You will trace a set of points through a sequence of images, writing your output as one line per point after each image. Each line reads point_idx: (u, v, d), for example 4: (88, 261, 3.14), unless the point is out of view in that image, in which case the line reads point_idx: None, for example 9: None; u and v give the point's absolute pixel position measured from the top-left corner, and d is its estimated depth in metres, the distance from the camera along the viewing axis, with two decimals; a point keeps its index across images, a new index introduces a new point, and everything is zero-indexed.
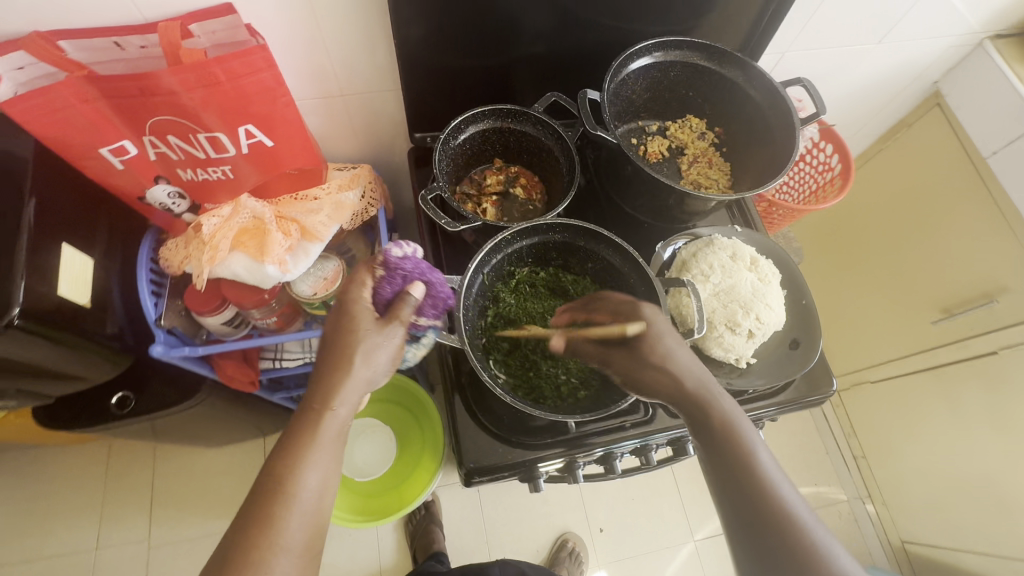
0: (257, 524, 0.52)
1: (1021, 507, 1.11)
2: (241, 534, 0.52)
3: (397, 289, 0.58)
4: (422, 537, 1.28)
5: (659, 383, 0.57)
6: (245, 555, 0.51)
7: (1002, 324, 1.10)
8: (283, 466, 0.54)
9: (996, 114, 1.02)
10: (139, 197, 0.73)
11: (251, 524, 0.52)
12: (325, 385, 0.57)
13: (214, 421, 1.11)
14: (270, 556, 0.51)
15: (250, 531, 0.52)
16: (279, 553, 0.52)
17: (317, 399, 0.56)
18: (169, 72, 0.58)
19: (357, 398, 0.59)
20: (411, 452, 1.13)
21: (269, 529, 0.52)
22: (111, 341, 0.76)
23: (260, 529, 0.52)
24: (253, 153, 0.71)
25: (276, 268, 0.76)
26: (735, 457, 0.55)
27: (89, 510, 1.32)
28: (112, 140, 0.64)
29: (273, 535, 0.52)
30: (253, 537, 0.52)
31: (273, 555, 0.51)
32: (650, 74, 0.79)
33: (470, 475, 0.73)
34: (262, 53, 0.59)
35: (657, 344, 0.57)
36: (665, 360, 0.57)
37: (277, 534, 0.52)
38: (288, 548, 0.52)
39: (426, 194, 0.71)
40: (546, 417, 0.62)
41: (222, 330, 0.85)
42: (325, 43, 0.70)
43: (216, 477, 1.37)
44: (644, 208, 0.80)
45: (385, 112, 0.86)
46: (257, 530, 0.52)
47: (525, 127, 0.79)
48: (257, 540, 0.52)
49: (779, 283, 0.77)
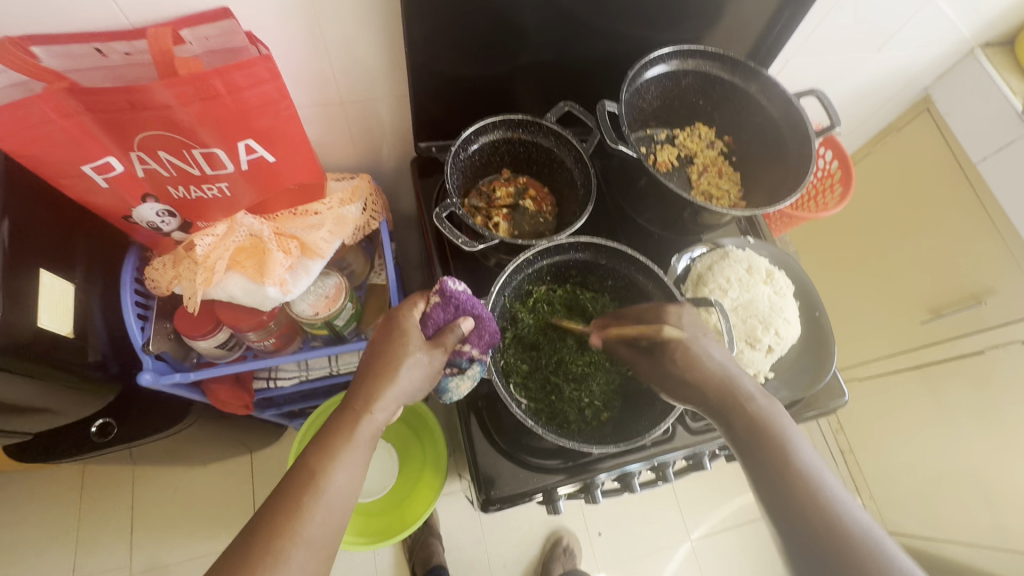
0: (281, 512, 0.50)
1: (1006, 499, 1.15)
2: (264, 521, 0.49)
3: (448, 317, 0.59)
4: (420, 552, 1.25)
5: (696, 392, 0.57)
6: (265, 543, 0.48)
7: (988, 326, 1.11)
8: (316, 458, 0.53)
9: (987, 121, 1.05)
10: (124, 215, 0.67)
11: (275, 511, 0.50)
12: (370, 384, 0.55)
13: (202, 442, 1.05)
14: (290, 546, 0.48)
15: (273, 518, 0.50)
16: (298, 545, 0.49)
17: (360, 398, 0.55)
18: (163, 85, 0.53)
19: (396, 407, 0.57)
20: (412, 469, 1.09)
21: (293, 519, 0.50)
22: (94, 369, 0.71)
23: (284, 517, 0.50)
24: (252, 169, 0.66)
25: (277, 289, 0.72)
26: (788, 471, 0.51)
27: (63, 538, 1.24)
28: (97, 157, 0.58)
29: (295, 525, 0.49)
30: (275, 524, 0.49)
31: (292, 546, 0.49)
32: (664, 83, 0.78)
33: (489, 502, 0.70)
34: (266, 64, 0.55)
35: (690, 350, 0.57)
36: (703, 366, 0.57)
37: (299, 524, 0.50)
38: (308, 541, 0.49)
39: (440, 211, 0.67)
40: (576, 447, 0.60)
41: (215, 353, 0.79)
42: (327, 49, 0.66)
43: (201, 495, 1.31)
44: (655, 220, 0.78)
45: (387, 120, 0.81)
46: (280, 518, 0.50)
47: (537, 137, 0.76)
48: (279, 529, 0.49)
49: (793, 296, 0.77)
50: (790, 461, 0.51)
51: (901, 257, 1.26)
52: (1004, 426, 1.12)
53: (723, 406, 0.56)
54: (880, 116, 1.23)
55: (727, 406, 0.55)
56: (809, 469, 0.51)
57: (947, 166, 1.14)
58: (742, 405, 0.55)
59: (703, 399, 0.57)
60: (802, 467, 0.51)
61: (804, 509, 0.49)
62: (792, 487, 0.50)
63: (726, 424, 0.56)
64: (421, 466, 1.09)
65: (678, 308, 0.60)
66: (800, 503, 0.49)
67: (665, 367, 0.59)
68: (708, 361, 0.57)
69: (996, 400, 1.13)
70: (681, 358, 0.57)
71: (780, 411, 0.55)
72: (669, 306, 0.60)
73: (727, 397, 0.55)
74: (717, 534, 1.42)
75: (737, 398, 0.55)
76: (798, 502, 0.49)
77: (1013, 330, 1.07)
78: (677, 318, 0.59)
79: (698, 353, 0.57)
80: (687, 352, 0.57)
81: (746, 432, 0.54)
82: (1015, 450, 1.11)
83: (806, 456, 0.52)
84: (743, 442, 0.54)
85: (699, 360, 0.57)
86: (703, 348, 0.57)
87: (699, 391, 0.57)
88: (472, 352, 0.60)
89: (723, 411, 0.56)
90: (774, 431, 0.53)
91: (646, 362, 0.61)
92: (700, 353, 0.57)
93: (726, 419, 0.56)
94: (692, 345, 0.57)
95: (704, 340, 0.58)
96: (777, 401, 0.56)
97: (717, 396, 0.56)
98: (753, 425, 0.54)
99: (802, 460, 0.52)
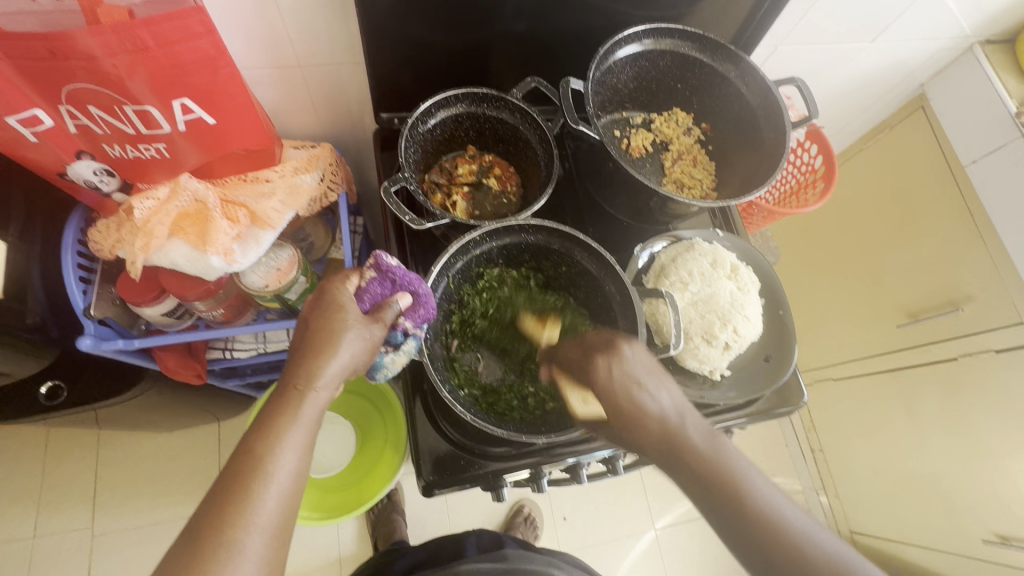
0: (229, 502, 0.47)
1: (968, 507, 1.15)
2: (211, 514, 0.46)
3: (385, 293, 0.58)
4: (383, 527, 1.22)
5: (635, 444, 0.55)
6: (214, 534, 0.45)
7: (962, 332, 1.09)
8: (258, 443, 0.50)
9: (979, 124, 1.01)
10: (59, 172, 0.64)
11: (221, 502, 0.47)
12: (311, 361, 0.52)
13: (160, 411, 1.03)
14: (243, 535, 0.46)
15: (221, 508, 0.47)
16: (252, 532, 0.46)
17: (300, 376, 0.52)
18: (87, 32, 0.50)
19: (340, 382, 0.54)
20: (371, 447, 1.08)
21: (243, 507, 0.47)
22: (31, 333, 0.69)
23: (233, 506, 0.47)
24: (192, 131, 0.63)
25: (220, 258, 0.69)
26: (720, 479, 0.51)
27: (25, 498, 1.24)
28: (22, 108, 0.55)
29: (246, 514, 0.47)
30: (225, 516, 0.46)
31: (245, 534, 0.46)
32: (638, 63, 0.74)
33: (431, 487, 0.68)
34: (199, 17, 0.52)
35: (628, 408, 0.54)
36: (643, 422, 0.54)
37: (250, 512, 0.47)
38: (262, 527, 0.47)
39: (388, 185, 0.64)
40: (511, 437, 0.59)
41: (164, 321, 0.78)
42: (278, 6, 0.62)
43: (164, 463, 1.30)
44: (624, 208, 0.75)
45: (349, 86, 0.77)
46: (229, 509, 0.47)
47: (501, 113, 0.72)
48: (230, 519, 0.46)
49: (757, 293, 0.75)
50: (746, 502, 0.50)
51: (884, 258, 1.23)
52: (971, 434, 1.11)
53: (666, 454, 0.54)
54: (873, 111, 1.19)
55: (671, 447, 0.53)
56: (767, 506, 0.50)
57: (935, 168, 1.11)
58: (684, 450, 0.53)
59: (644, 449, 0.55)
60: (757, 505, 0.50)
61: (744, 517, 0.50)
62: (754, 524, 0.50)
63: (673, 472, 0.54)
64: (383, 443, 1.07)
65: (610, 360, 0.55)
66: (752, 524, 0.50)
67: (604, 422, 0.57)
68: (645, 414, 0.54)
69: (966, 409, 1.11)
70: (617, 419, 0.54)
71: (730, 448, 0.54)
72: (599, 357, 0.56)
73: (669, 442, 0.53)
74: (682, 525, 1.42)
75: (679, 445, 0.53)
76: (757, 535, 0.49)
77: (988, 338, 1.05)
78: (608, 373, 0.55)
79: (632, 408, 0.54)
80: (620, 408, 0.54)
81: (694, 479, 0.52)
82: (979, 459, 1.11)
83: (758, 489, 0.51)
84: (692, 488, 0.53)
85: (638, 413, 0.54)
86: (640, 400, 0.54)
87: (637, 442, 0.55)
88: (406, 326, 0.58)
89: (669, 460, 0.54)
90: (723, 472, 0.52)
91: (582, 409, 0.59)
92: (635, 407, 0.54)
93: (671, 467, 0.54)
94: (627, 403, 0.54)
95: (640, 392, 0.54)
96: (722, 435, 0.54)
97: (656, 446, 0.54)
98: (700, 470, 0.52)
99: (755, 495, 0.51)
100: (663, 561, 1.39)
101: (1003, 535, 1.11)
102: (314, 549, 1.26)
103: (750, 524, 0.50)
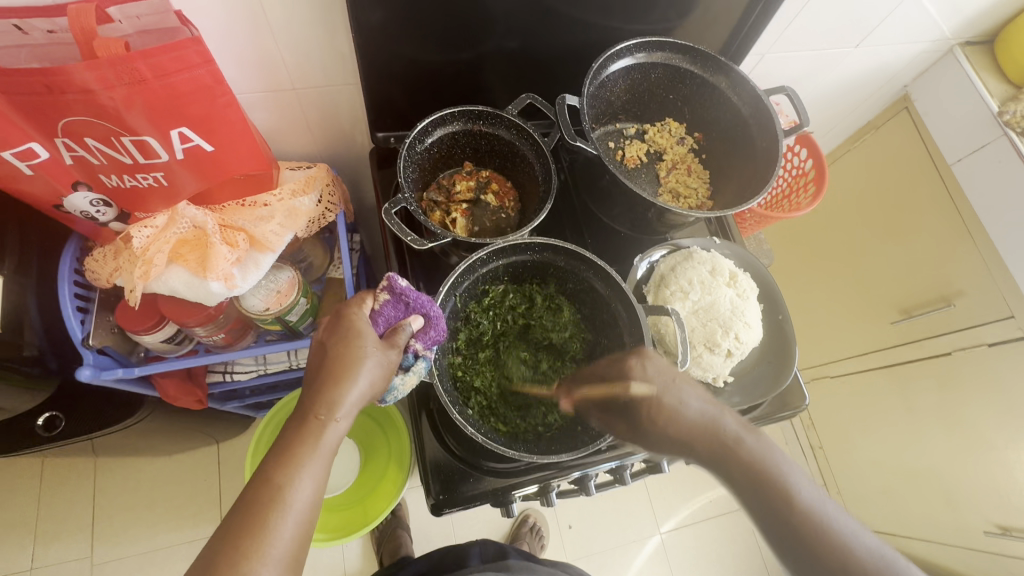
0: (244, 533, 0.46)
1: (968, 499, 1.16)
2: (228, 545, 0.46)
3: (398, 315, 0.58)
4: (388, 543, 1.20)
5: (684, 445, 0.59)
6: (230, 564, 0.45)
7: (955, 328, 1.11)
8: (277, 472, 0.49)
9: (963, 124, 1.03)
10: (54, 204, 0.63)
11: (239, 533, 0.46)
12: (330, 390, 0.52)
13: (160, 437, 1.02)
14: (257, 566, 0.45)
15: (238, 537, 0.46)
16: (266, 564, 0.46)
17: (320, 406, 0.52)
18: (83, 67, 0.49)
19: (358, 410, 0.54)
20: (375, 463, 1.07)
21: (260, 537, 0.46)
22: (28, 365, 0.67)
23: (249, 537, 0.46)
24: (190, 158, 0.63)
25: (221, 284, 0.69)
26: (762, 480, 0.57)
27: (21, 530, 1.22)
28: (17, 143, 0.55)
29: (262, 543, 0.46)
30: (240, 546, 0.45)
31: (261, 566, 0.45)
32: (630, 75, 0.75)
33: (439, 505, 0.68)
34: (196, 47, 0.52)
35: (665, 403, 0.59)
36: (684, 416, 0.59)
37: (266, 542, 0.46)
38: (277, 559, 0.46)
39: (389, 206, 0.64)
40: (522, 456, 0.59)
41: (163, 347, 0.77)
42: (273, 31, 0.62)
43: (164, 488, 1.28)
44: (622, 219, 0.76)
45: (344, 106, 0.78)
46: (245, 537, 0.46)
47: (496, 130, 0.73)
48: (246, 549, 0.45)
49: (756, 298, 0.75)
50: (778, 485, 0.56)
51: (875, 257, 1.24)
52: (968, 426, 1.13)
53: (716, 454, 0.59)
54: (859, 113, 1.20)
55: (720, 449, 0.59)
56: (809, 501, 0.56)
57: (923, 167, 1.13)
58: (734, 449, 0.58)
59: (694, 449, 0.59)
60: (801, 503, 0.55)
61: (788, 518, 0.55)
62: (792, 518, 0.55)
63: (721, 469, 0.59)
64: (386, 460, 1.07)
65: (642, 360, 0.60)
66: (796, 525, 0.54)
67: (645, 426, 0.60)
68: (686, 411, 0.59)
69: (962, 402, 1.13)
70: (661, 417, 0.59)
71: (770, 446, 0.59)
72: (632, 360, 0.60)
73: (713, 436, 0.59)
74: (688, 528, 1.43)
75: (726, 443, 0.59)
76: (790, 522, 0.55)
77: (981, 332, 1.06)
78: (642, 371, 0.60)
79: (674, 407, 0.59)
80: (664, 407, 0.59)
81: (742, 476, 0.57)
82: (977, 453, 1.12)
83: (792, 480, 0.57)
84: (740, 481, 0.58)
85: (677, 412, 0.59)
86: (678, 396, 0.60)
87: (687, 442, 0.59)
88: (417, 348, 0.58)
89: (718, 457, 0.59)
90: (765, 469, 0.57)
91: (621, 422, 0.61)
92: (675, 404, 0.60)
93: (720, 464, 0.59)
94: (665, 399, 0.59)
95: (677, 390, 0.60)
96: (762, 433, 0.60)
97: (706, 445, 0.59)
98: (747, 468, 0.57)
99: (790, 485, 0.56)
100: (670, 565, 1.39)
101: (1003, 526, 1.12)
102: (318, 567, 1.25)
103: (807, 539, 0.54)
